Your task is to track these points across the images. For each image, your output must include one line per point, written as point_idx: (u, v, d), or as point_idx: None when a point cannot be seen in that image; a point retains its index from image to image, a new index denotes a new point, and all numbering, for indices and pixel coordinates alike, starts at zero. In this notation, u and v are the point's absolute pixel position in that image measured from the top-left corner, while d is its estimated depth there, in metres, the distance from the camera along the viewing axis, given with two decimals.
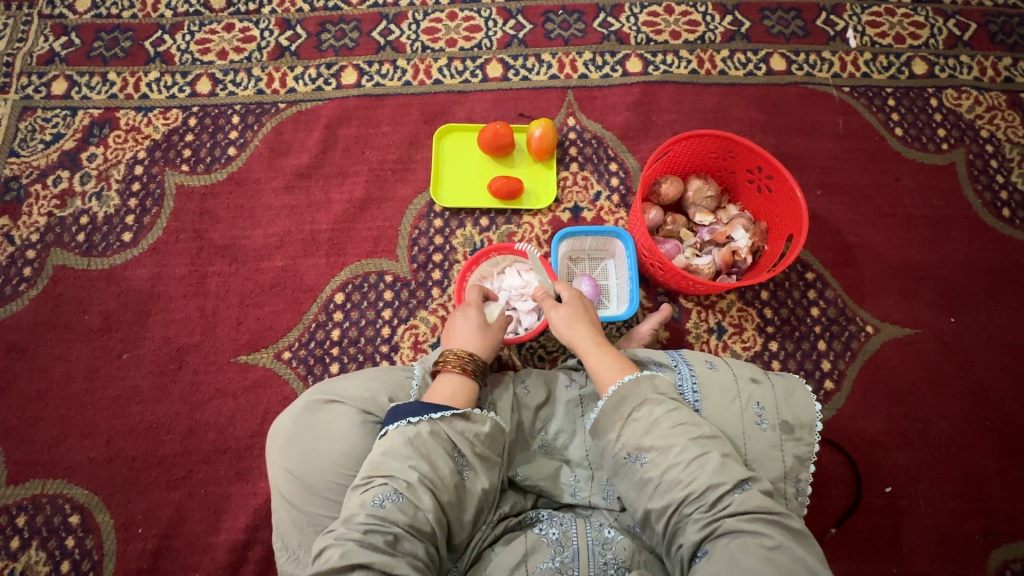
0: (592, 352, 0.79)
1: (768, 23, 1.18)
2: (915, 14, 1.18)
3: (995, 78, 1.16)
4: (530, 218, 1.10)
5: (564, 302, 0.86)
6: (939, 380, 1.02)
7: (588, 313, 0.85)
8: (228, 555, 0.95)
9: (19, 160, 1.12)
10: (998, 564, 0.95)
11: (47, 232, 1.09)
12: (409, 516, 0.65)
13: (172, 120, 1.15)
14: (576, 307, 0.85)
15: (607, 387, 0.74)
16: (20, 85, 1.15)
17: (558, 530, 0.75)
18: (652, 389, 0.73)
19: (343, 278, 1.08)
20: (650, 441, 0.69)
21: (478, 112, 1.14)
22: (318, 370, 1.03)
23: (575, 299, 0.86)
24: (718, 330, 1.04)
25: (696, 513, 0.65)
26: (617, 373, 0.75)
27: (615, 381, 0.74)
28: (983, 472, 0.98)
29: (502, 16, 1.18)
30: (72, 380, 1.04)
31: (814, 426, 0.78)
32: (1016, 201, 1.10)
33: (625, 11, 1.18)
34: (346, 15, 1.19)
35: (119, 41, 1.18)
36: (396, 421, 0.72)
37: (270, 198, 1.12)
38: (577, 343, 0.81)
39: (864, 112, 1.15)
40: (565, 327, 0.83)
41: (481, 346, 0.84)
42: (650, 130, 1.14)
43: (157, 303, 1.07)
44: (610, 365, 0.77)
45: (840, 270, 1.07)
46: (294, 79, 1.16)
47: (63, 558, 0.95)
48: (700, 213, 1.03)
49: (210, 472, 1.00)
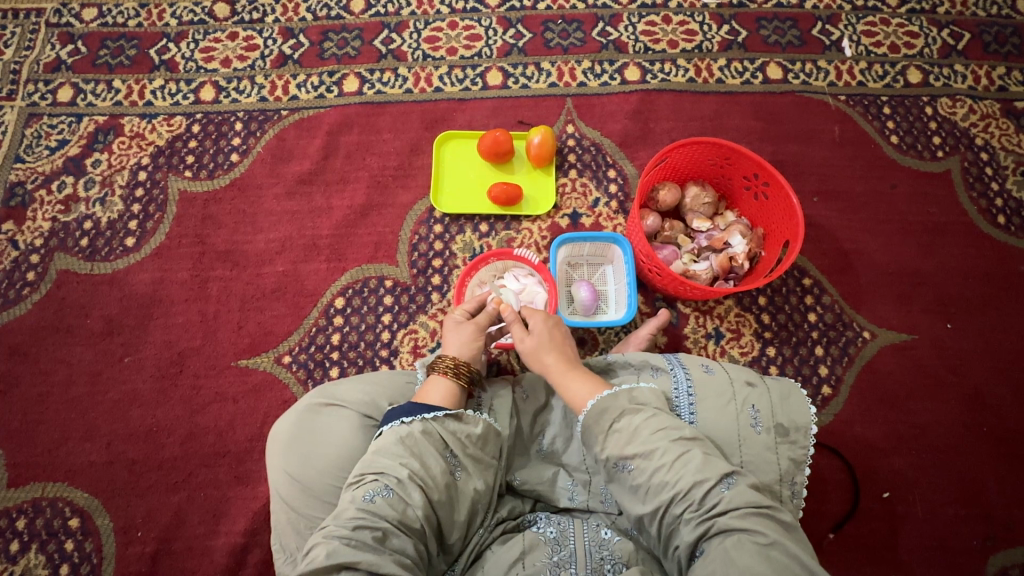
0: (568, 374, 0.79)
1: (764, 33, 1.19)
2: (910, 24, 1.20)
3: (989, 87, 1.17)
4: (529, 225, 1.11)
5: (546, 326, 0.85)
6: (935, 385, 1.03)
7: (556, 340, 0.84)
8: (227, 559, 0.95)
9: (24, 166, 1.14)
10: (997, 569, 0.95)
11: (51, 237, 1.10)
12: (399, 512, 0.65)
13: (176, 127, 1.16)
14: (543, 334, 0.83)
15: (584, 404, 0.75)
16: (26, 92, 1.17)
17: (556, 529, 0.76)
18: (629, 400, 0.73)
19: (344, 283, 1.09)
20: (631, 450, 0.69)
21: (478, 120, 1.16)
22: (318, 374, 1.04)
23: (546, 326, 0.85)
24: (715, 335, 1.05)
25: (687, 513, 0.65)
26: (592, 392, 0.76)
27: (592, 397, 0.75)
28: (981, 478, 0.99)
29: (502, 25, 1.20)
30: (74, 384, 1.04)
31: (809, 430, 0.78)
32: (1011, 208, 1.11)
33: (623, 20, 1.20)
34: (347, 24, 1.20)
35: (125, 49, 1.20)
36: (389, 422, 0.74)
37: (272, 204, 1.13)
38: (549, 367, 0.81)
39: (860, 120, 1.16)
40: (531, 352, 0.83)
41: (457, 346, 0.84)
42: (648, 137, 1.15)
43: (158, 307, 1.08)
44: (586, 386, 0.77)
45: (838, 277, 1.08)
46: (296, 87, 1.18)
47: (62, 562, 0.96)
48: (698, 219, 1.04)
49: (210, 476, 1.00)
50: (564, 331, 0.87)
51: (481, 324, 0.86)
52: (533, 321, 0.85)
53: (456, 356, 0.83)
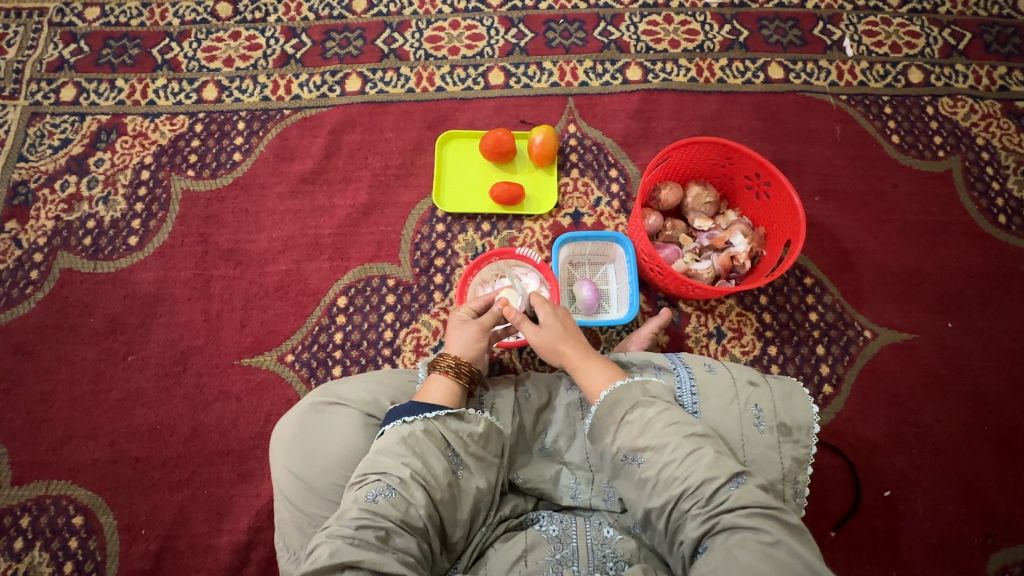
0: (581, 364, 0.80)
1: (766, 33, 1.20)
2: (911, 24, 1.20)
3: (990, 87, 1.17)
4: (531, 224, 1.11)
5: (554, 317, 0.84)
6: (937, 385, 1.03)
7: (567, 328, 0.84)
8: (230, 556, 0.96)
9: (27, 165, 1.14)
10: (998, 567, 0.95)
11: (54, 236, 1.11)
12: (402, 512, 0.65)
13: (179, 126, 1.16)
14: (553, 327, 0.84)
15: (598, 394, 0.76)
16: (29, 92, 1.17)
17: (558, 528, 0.76)
18: (642, 392, 0.74)
19: (346, 282, 1.09)
20: (644, 442, 0.70)
21: (479, 119, 1.16)
22: (320, 373, 1.05)
23: (554, 318, 0.84)
24: (717, 334, 1.05)
25: (693, 509, 0.65)
26: (607, 381, 0.77)
27: (607, 387, 0.76)
28: (983, 477, 0.99)
29: (504, 25, 1.20)
30: (78, 382, 1.05)
31: (812, 428, 0.79)
32: (1012, 208, 1.12)
33: (625, 19, 1.20)
34: (350, 23, 1.21)
35: (127, 49, 1.20)
36: (392, 421, 0.74)
37: (274, 204, 1.13)
38: (563, 359, 0.82)
39: (862, 120, 1.16)
40: (542, 346, 0.83)
41: (460, 346, 0.84)
42: (649, 137, 1.15)
43: (161, 306, 1.08)
44: (600, 376, 0.78)
45: (839, 276, 1.09)
46: (299, 87, 1.18)
47: (65, 560, 0.96)
48: (700, 219, 1.04)
49: (213, 474, 1.00)
50: (573, 320, 0.87)
51: (484, 323, 0.86)
52: (541, 313, 0.85)
53: (458, 357, 0.83)
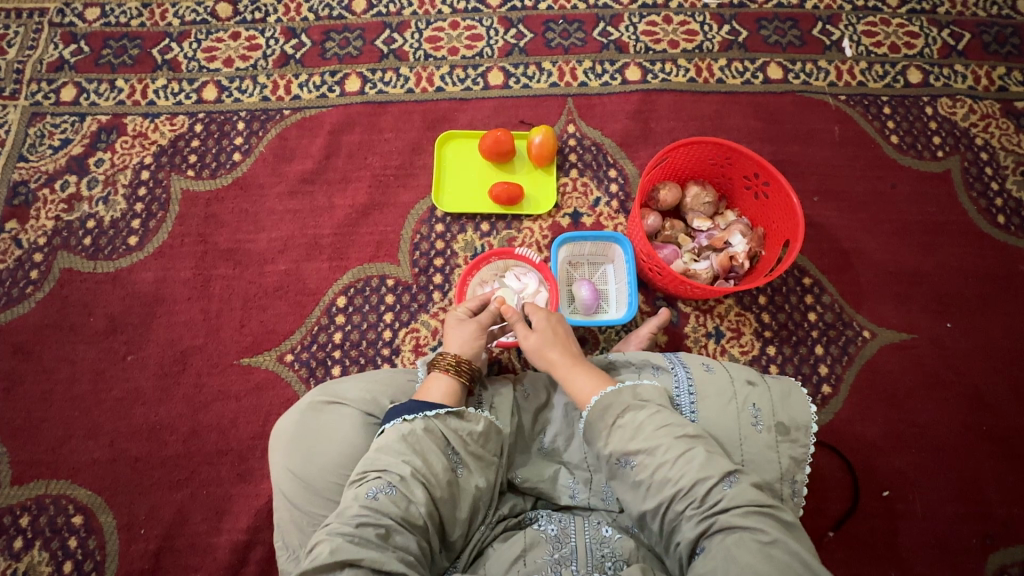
0: (570, 370, 0.80)
1: (765, 33, 1.20)
2: (910, 24, 1.20)
3: (989, 87, 1.17)
4: (530, 224, 1.11)
5: (546, 323, 0.85)
6: (935, 385, 1.03)
7: (558, 335, 0.84)
8: (230, 556, 0.96)
9: (27, 165, 1.14)
10: (997, 567, 0.95)
11: (54, 236, 1.11)
12: (403, 509, 0.65)
13: (179, 127, 1.17)
14: (546, 331, 0.84)
15: (589, 400, 0.76)
16: (29, 92, 1.18)
17: (556, 527, 0.76)
18: (633, 397, 0.74)
19: (345, 282, 1.09)
20: (635, 445, 0.70)
21: (479, 119, 1.16)
22: (320, 373, 1.05)
23: (547, 323, 0.85)
24: (716, 334, 1.06)
25: (689, 510, 0.65)
26: (595, 388, 0.77)
27: (596, 393, 0.76)
28: (981, 477, 0.99)
29: (503, 25, 1.20)
30: (78, 381, 1.05)
31: (809, 427, 0.79)
32: (1011, 208, 1.12)
33: (624, 20, 1.20)
34: (350, 23, 1.21)
35: (127, 49, 1.20)
36: (393, 419, 0.74)
37: (274, 203, 1.13)
38: (552, 364, 0.82)
39: (861, 121, 1.16)
40: (533, 350, 0.83)
41: (459, 344, 0.85)
42: (648, 137, 1.15)
43: (161, 305, 1.08)
44: (589, 382, 0.78)
45: (838, 276, 1.09)
46: (298, 87, 1.18)
47: (65, 559, 0.96)
48: (699, 219, 1.04)
49: (212, 473, 1.00)
50: (565, 327, 0.87)
51: (483, 322, 0.87)
52: (535, 317, 0.86)
53: (458, 355, 0.83)
